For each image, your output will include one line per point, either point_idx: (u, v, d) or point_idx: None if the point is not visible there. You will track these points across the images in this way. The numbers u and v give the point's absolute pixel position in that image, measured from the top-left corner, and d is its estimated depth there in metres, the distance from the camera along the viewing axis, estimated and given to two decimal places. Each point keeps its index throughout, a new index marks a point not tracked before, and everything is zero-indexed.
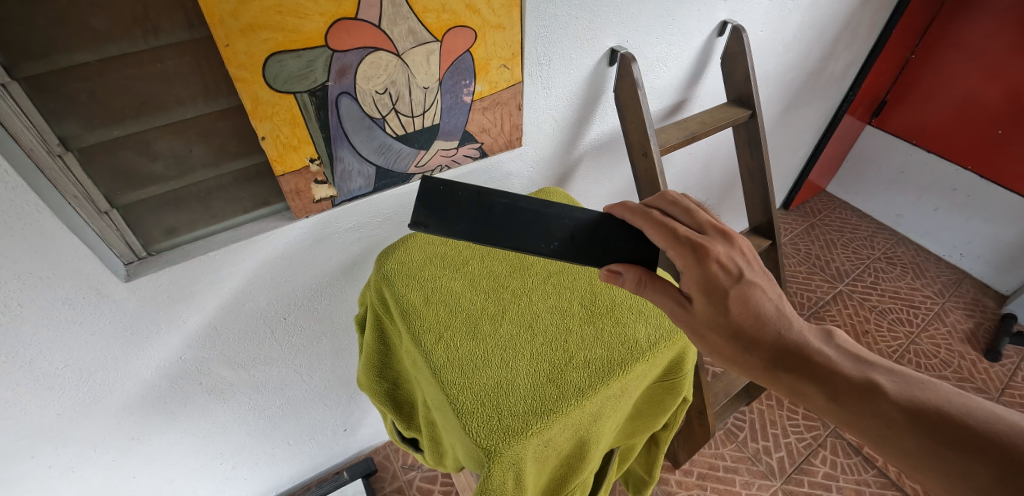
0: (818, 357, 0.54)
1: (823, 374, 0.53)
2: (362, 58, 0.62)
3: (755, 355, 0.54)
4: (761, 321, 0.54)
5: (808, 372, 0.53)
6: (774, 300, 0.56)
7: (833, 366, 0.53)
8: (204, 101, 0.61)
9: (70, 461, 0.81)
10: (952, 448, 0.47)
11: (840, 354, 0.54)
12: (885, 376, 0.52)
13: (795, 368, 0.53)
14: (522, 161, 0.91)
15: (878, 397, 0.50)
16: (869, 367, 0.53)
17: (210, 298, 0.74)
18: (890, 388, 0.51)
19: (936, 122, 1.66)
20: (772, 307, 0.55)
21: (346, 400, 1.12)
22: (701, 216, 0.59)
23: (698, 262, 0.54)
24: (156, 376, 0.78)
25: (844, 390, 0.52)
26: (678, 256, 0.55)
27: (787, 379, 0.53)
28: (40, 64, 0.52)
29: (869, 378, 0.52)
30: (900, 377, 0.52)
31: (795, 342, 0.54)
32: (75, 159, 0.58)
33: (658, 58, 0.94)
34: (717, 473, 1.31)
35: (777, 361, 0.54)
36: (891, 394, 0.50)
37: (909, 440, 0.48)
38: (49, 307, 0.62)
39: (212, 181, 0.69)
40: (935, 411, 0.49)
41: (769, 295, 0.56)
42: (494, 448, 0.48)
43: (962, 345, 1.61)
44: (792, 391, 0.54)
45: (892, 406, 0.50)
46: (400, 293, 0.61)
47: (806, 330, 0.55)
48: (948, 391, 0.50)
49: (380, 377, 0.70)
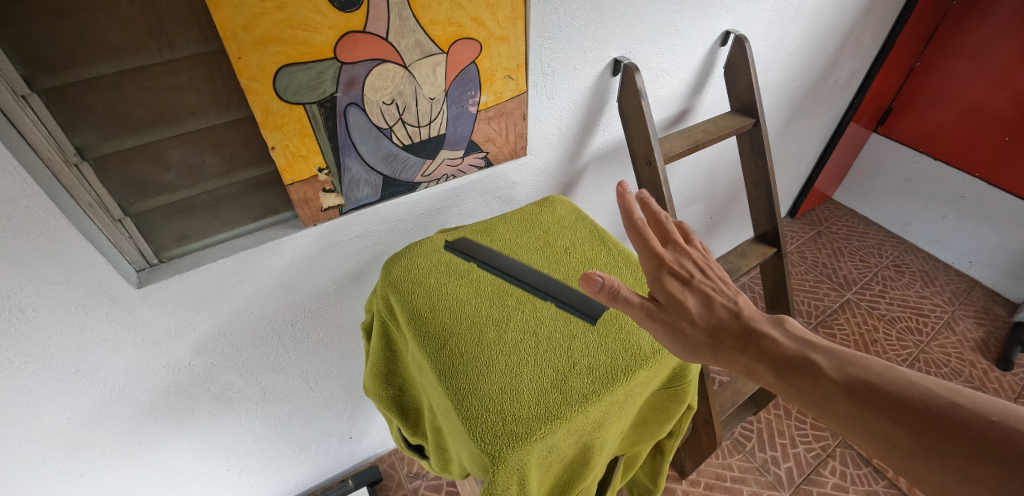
0: (762, 340, 0.54)
1: (768, 352, 0.54)
2: (369, 70, 0.64)
3: (703, 336, 0.54)
4: (711, 310, 0.56)
5: (756, 350, 0.54)
6: (731, 299, 0.57)
7: (776, 346, 0.54)
8: (217, 112, 0.63)
9: (79, 466, 0.82)
10: (876, 411, 0.48)
11: (785, 336, 0.55)
12: (822, 354, 0.53)
13: (744, 350, 0.54)
14: (527, 170, 0.92)
15: (815, 372, 0.51)
16: (810, 347, 0.54)
17: (220, 304, 0.75)
18: (824, 364, 0.52)
19: (943, 130, 1.66)
20: (727, 302, 0.57)
21: (352, 407, 1.12)
22: (668, 224, 0.61)
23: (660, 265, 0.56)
24: (164, 382, 0.79)
25: (784, 366, 0.53)
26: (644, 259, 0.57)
27: (739, 361, 0.54)
28: (59, 76, 0.53)
29: (806, 355, 0.53)
30: (835, 354, 0.53)
31: (744, 326, 0.56)
32: (90, 169, 0.60)
33: (661, 68, 0.95)
34: (725, 483, 1.30)
35: (725, 344, 0.54)
36: (827, 370, 0.51)
37: (841, 409, 0.50)
38: (62, 313, 0.63)
39: (223, 190, 0.71)
40: (865, 382, 0.50)
41: (723, 293, 0.58)
42: (499, 454, 0.48)
43: (973, 354, 1.59)
44: (745, 369, 0.54)
45: (828, 380, 0.51)
46: (405, 300, 0.61)
47: (752, 316, 0.56)
48: (874, 362, 0.52)
49: (387, 383, 0.70)
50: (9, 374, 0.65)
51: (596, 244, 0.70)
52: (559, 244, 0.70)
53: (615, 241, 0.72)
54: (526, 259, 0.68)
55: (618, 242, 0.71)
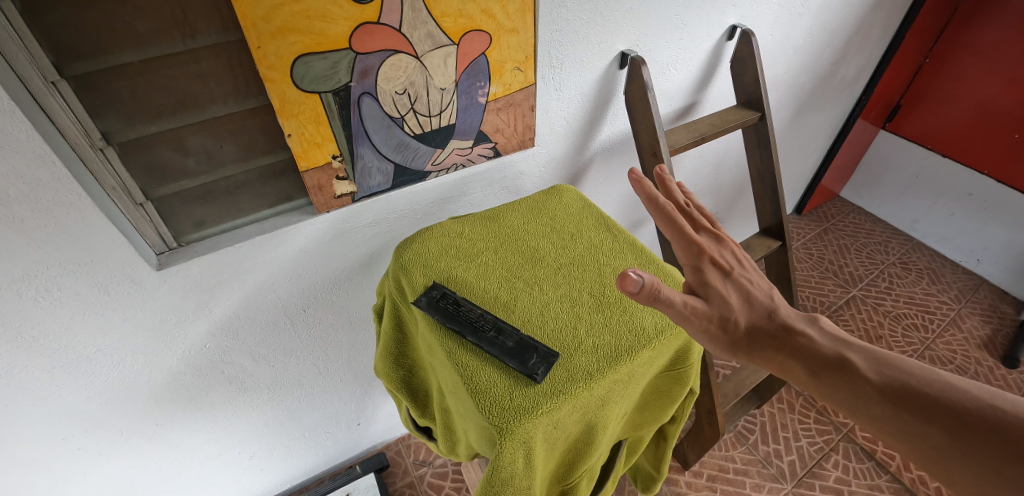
0: (800, 339, 0.58)
1: (805, 351, 0.57)
2: (383, 60, 0.66)
3: (744, 334, 0.58)
4: (751, 304, 0.60)
5: (792, 348, 0.58)
6: (766, 293, 0.61)
7: (813, 346, 0.58)
8: (235, 100, 0.65)
9: (98, 444, 0.85)
10: (909, 410, 0.52)
11: (821, 336, 0.59)
12: (859, 355, 0.56)
13: (782, 347, 0.58)
14: (534, 161, 0.94)
15: (851, 371, 0.55)
16: (845, 346, 0.58)
17: (235, 288, 0.77)
18: (861, 364, 0.55)
19: (952, 127, 1.66)
20: (763, 296, 0.61)
21: (360, 393, 1.14)
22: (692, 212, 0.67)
23: (699, 253, 0.59)
24: (181, 363, 0.82)
25: (820, 365, 0.57)
26: (680, 249, 0.60)
27: (777, 356, 0.58)
28: (87, 63, 0.56)
29: (842, 355, 0.56)
30: (871, 356, 0.56)
31: (780, 325, 0.59)
32: (115, 154, 0.62)
33: (667, 61, 0.96)
34: (728, 475, 1.31)
35: (764, 343, 0.58)
36: (862, 370, 0.55)
37: (876, 409, 0.53)
38: (85, 293, 0.66)
39: (240, 177, 0.73)
40: (900, 382, 0.53)
41: (760, 287, 0.62)
42: (505, 427, 0.50)
43: (979, 351, 1.59)
44: (780, 367, 0.58)
45: (863, 380, 0.54)
46: (416, 282, 0.63)
47: (789, 315, 0.60)
48: (911, 364, 0.55)
49: (397, 365, 0.73)
50: (33, 351, 0.68)
51: (602, 230, 0.72)
52: (565, 229, 0.72)
53: (621, 229, 0.73)
54: (533, 244, 0.69)
55: (623, 230, 0.72)
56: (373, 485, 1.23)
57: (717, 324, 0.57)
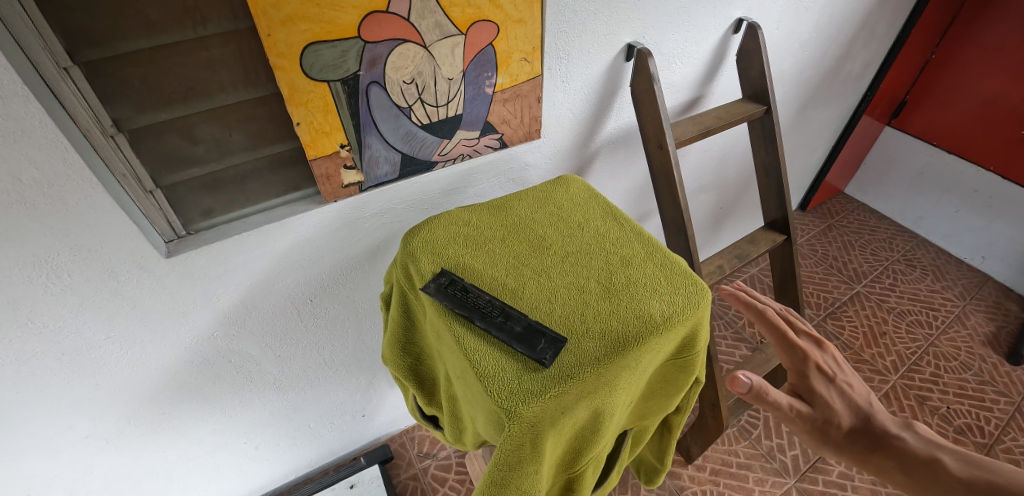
0: (894, 440, 0.61)
1: (898, 452, 0.60)
2: (391, 49, 0.66)
3: (836, 432, 0.64)
4: (853, 407, 0.65)
5: (886, 449, 0.61)
6: (866, 397, 0.66)
7: (903, 446, 0.60)
8: (245, 88, 0.66)
9: (105, 432, 0.86)
10: None
11: (916, 439, 0.61)
12: (952, 456, 0.58)
13: (878, 447, 0.61)
14: (541, 152, 0.94)
15: (940, 470, 0.57)
16: (939, 448, 0.59)
17: (243, 276, 0.78)
18: (951, 464, 0.57)
19: (958, 123, 1.65)
20: (864, 400, 0.65)
21: (365, 385, 1.15)
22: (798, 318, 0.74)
23: (804, 360, 0.67)
24: (189, 352, 0.83)
25: (910, 465, 0.59)
26: (785, 354, 0.69)
27: (875, 459, 0.61)
28: (98, 49, 0.56)
29: (935, 457, 0.58)
30: (969, 458, 0.57)
31: (878, 427, 0.63)
32: (126, 141, 0.62)
33: (674, 54, 0.96)
34: (731, 469, 1.31)
35: (858, 443, 0.62)
36: (952, 470, 0.56)
37: None
38: (95, 279, 0.66)
39: (248, 165, 0.73)
40: (989, 482, 0.54)
41: (861, 391, 0.66)
42: (514, 410, 0.51)
43: (984, 348, 1.58)
44: (879, 467, 0.61)
45: (951, 479, 0.56)
46: (424, 269, 0.63)
47: (885, 419, 0.63)
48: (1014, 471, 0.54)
49: (404, 352, 0.73)
50: (44, 338, 0.68)
51: (608, 220, 0.72)
52: (572, 219, 0.72)
53: (628, 218, 0.73)
54: (540, 233, 0.69)
55: (629, 219, 0.73)
56: (377, 476, 1.24)
57: (815, 424, 0.64)
